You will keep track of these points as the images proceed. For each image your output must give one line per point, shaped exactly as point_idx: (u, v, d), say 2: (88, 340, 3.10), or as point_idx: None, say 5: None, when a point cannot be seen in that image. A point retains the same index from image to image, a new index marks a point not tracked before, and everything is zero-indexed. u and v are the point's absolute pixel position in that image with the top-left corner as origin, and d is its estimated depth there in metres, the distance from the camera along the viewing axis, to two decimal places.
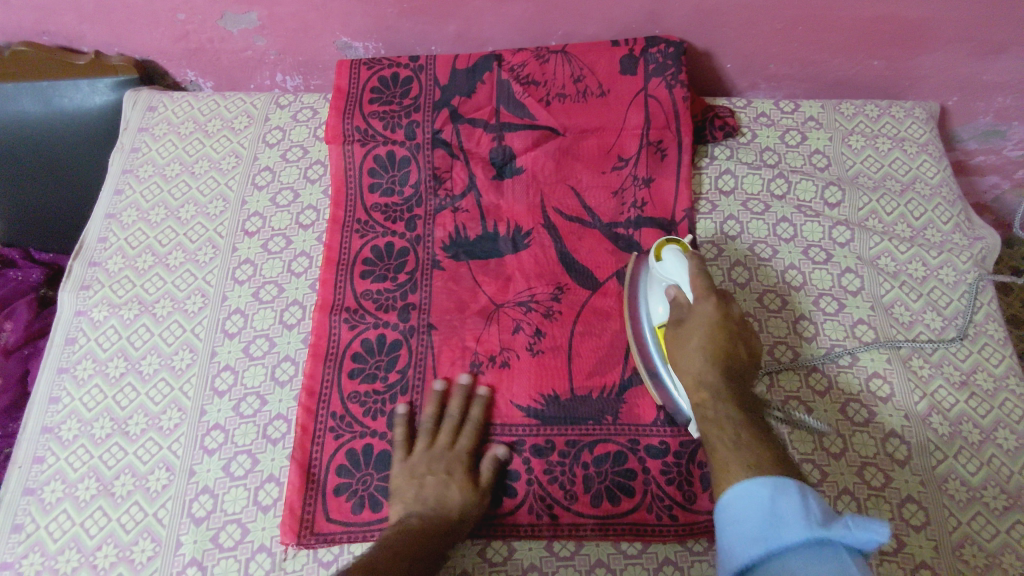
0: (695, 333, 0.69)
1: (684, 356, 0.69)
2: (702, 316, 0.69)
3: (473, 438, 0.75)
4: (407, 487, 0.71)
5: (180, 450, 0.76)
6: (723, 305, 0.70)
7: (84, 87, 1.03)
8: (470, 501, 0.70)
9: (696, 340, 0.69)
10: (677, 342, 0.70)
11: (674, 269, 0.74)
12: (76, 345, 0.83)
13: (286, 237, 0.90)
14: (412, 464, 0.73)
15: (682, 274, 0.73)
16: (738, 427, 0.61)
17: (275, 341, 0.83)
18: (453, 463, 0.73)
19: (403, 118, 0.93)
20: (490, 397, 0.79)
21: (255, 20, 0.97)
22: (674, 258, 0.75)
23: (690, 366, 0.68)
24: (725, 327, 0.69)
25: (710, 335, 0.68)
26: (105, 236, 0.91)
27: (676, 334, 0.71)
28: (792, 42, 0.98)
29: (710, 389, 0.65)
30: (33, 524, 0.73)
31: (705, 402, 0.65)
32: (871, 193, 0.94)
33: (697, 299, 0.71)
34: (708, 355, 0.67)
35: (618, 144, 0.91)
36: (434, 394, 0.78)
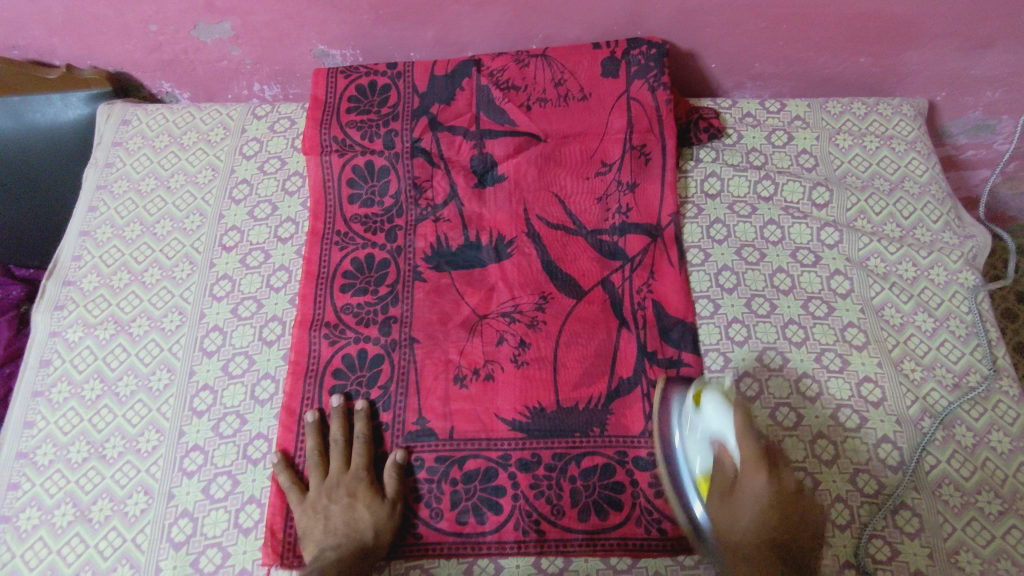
0: (744, 507, 0.63)
1: (730, 530, 0.63)
2: (752, 491, 0.63)
3: (366, 453, 0.75)
4: (314, 525, 0.70)
5: (158, 473, 0.75)
6: (777, 476, 0.63)
7: (57, 102, 0.99)
8: (381, 516, 0.71)
9: (745, 515, 0.63)
10: (724, 508, 0.64)
11: (717, 421, 0.68)
12: (51, 367, 0.81)
13: (264, 251, 0.88)
14: (312, 500, 0.71)
15: (728, 432, 0.67)
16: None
17: (254, 358, 0.81)
18: (353, 485, 0.72)
19: (381, 126, 0.91)
20: (368, 407, 0.78)
21: (229, 30, 0.95)
22: (720, 410, 0.68)
23: (737, 542, 0.63)
24: (777, 506, 0.62)
25: (760, 516, 0.62)
26: (80, 254, 0.89)
27: (725, 503, 0.64)
28: (776, 41, 0.97)
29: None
30: (9, 553, 0.71)
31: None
32: (859, 193, 0.92)
33: (747, 463, 0.63)
34: (757, 529, 0.62)
35: (601, 149, 0.90)
36: (309, 426, 0.76)
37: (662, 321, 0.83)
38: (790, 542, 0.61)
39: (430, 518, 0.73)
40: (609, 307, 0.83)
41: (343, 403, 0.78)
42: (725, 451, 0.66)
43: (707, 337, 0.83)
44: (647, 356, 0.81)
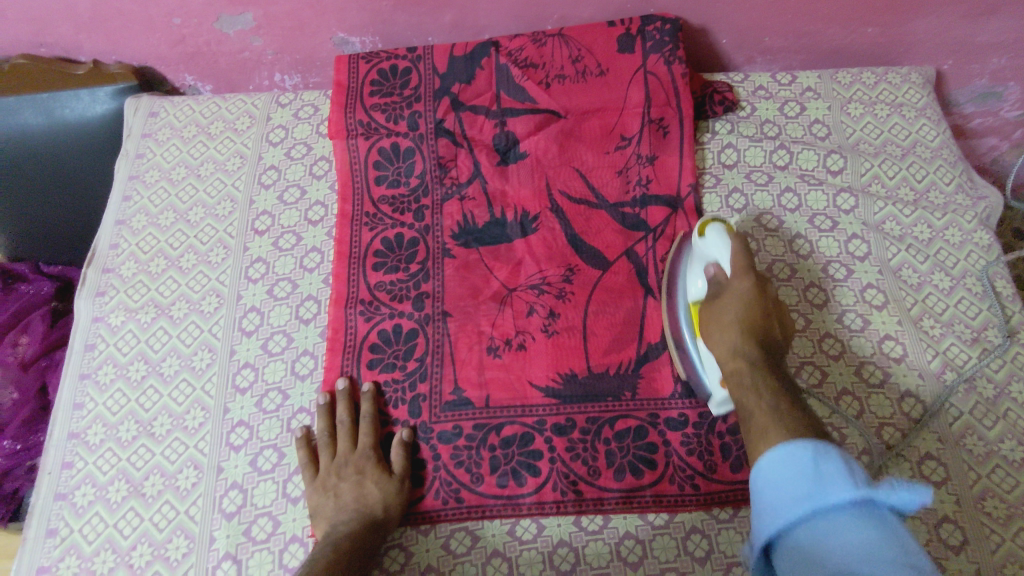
0: (730, 308, 0.71)
1: (720, 334, 0.70)
2: (738, 293, 0.71)
3: (373, 432, 0.77)
4: (324, 502, 0.72)
5: (206, 448, 0.77)
6: (761, 285, 0.72)
7: (85, 97, 1.04)
8: (389, 493, 0.73)
9: (733, 315, 0.70)
10: (713, 312, 0.72)
11: (716, 247, 0.74)
12: (96, 351, 0.83)
13: (296, 234, 0.90)
14: (321, 479, 0.74)
15: (725, 251, 0.73)
16: (778, 391, 0.62)
17: (292, 336, 0.83)
18: (361, 463, 0.75)
19: (405, 109, 0.94)
20: (375, 389, 0.80)
21: (251, 20, 0.97)
22: (716, 234, 0.75)
23: (725, 341, 0.69)
24: (760, 302, 0.70)
25: (744, 317, 0.70)
26: (117, 243, 0.91)
27: (710, 310, 0.72)
28: (785, 14, 0.99)
29: (750, 355, 0.67)
30: (67, 529, 0.73)
31: (739, 370, 0.66)
32: (873, 159, 0.95)
33: (738, 279, 0.72)
34: (746, 329, 0.69)
35: (620, 124, 0.92)
36: (319, 407, 0.78)
37: None
38: (769, 334, 0.69)
39: (471, 483, 0.75)
40: (634, 276, 0.86)
41: (348, 386, 0.79)
42: (719, 271, 0.74)
43: None
44: None
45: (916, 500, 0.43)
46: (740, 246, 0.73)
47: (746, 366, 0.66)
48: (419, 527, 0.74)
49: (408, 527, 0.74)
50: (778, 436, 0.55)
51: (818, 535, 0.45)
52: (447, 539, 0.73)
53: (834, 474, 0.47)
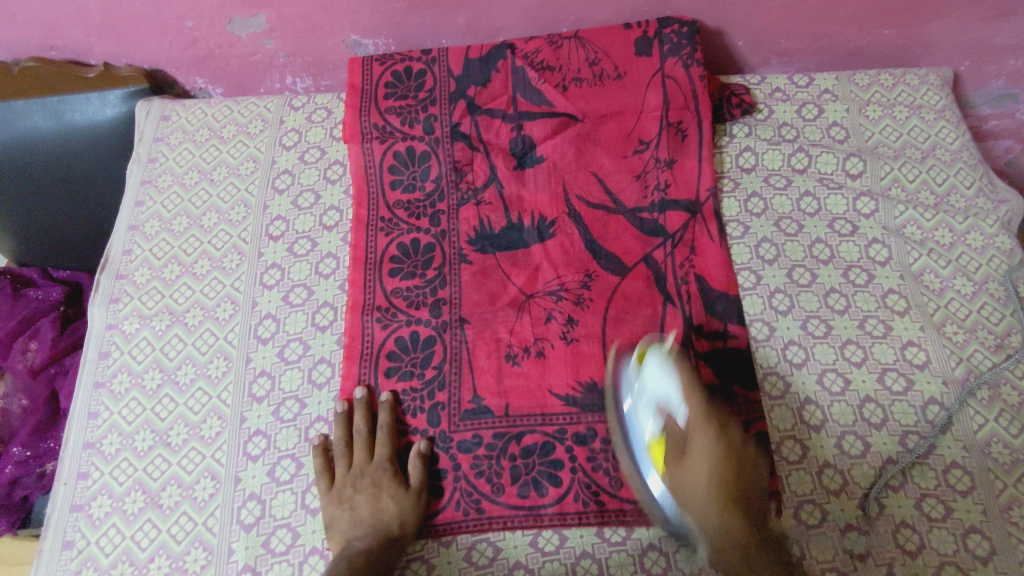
0: (700, 466, 0.68)
1: (692, 493, 0.67)
2: (703, 449, 0.68)
3: (389, 444, 0.76)
4: (339, 515, 0.72)
5: (223, 458, 0.76)
6: (721, 429, 0.69)
7: (96, 100, 1.01)
8: (406, 507, 0.72)
9: (701, 476, 0.67)
10: (678, 473, 0.68)
11: (666, 387, 0.70)
12: (111, 358, 0.83)
13: (311, 239, 0.89)
14: (337, 491, 0.73)
15: (675, 390, 0.70)
16: (771, 567, 0.63)
17: (308, 344, 0.83)
18: (377, 476, 0.74)
19: (420, 112, 0.93)
20: (393, 398, 0.79)
21: (263, 23, 0.96)
22: (660, 368, 0.71)
23: (700, 510, 0.67)
24: (728, 455, 0.68)
25: (716, 471, 0.67)
26: (130, 249, 0.90)
27: (675, 470, 0.69)
28: (802, 16, 0.98)
29: (732, 524, 0.65)
30: (84, 540, 0.73)
31: (729, 538, 0.65)
32: (893, 162, 0.94)
33: (696, 428, 0.69)
34: (718, 491, 0.67)
35: (638, 127, 0.91)
36: (336, 416, 0.78)
37: (707, 293, 0.85)
38: (743, 485, 0.68)
39: (492, 494, 0.74)
40: (653, 283, 0.85)
41: (366, 395, 0.78)
42: (674, 413, 0.70)
43: (752, 307, 0.85)
44: (694, 328, 0.83)
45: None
46: (690, 384, 0.70)
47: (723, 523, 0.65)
48: (440, 539, 0.73)
49: (428, 539, 0.73)
50: None
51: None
52: (468, 551, 0.72)
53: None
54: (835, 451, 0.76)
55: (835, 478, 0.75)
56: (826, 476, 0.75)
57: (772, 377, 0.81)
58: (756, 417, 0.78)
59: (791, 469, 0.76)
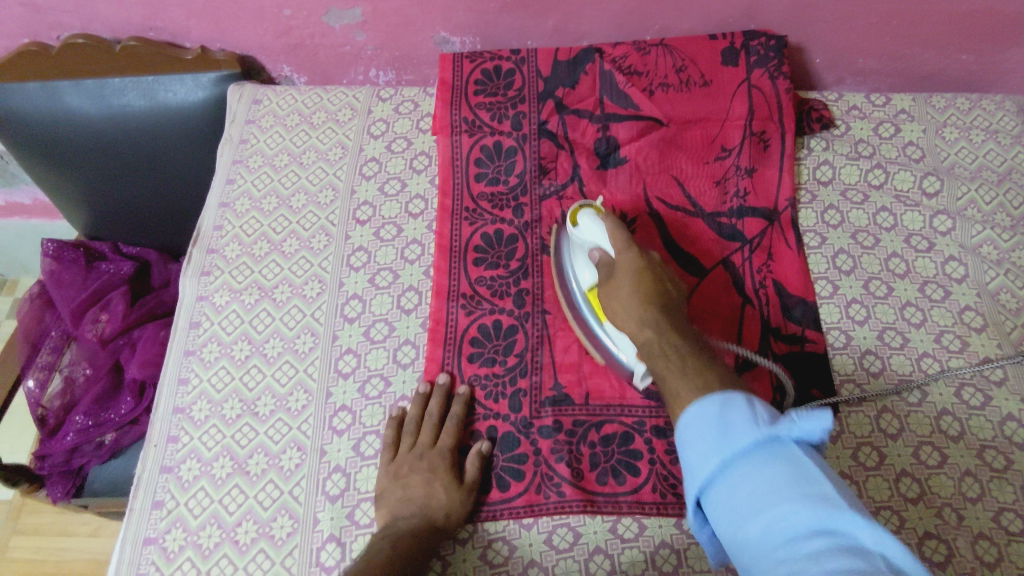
0: (623, 283, 0.73)
1: (621, 307, 0.72)
2: (624, 269, 0.74)
3: (455, 435, 0.76)
4: (392, 490, 0.72)
5: (309, 430, 0.78)
6: (644, 257, 0.74)
7: (189, 82, 1.04)
8: (456, 500, 0.72)
9: (623, 289, 0.72)
10: (609, 291, 0.74)
11: (591, 231, 0.79)
12: (201, 328, 0.85)
13: (397, 225, 0.92)
14: (396, 466, 0.74)
15: (603, 234, 0.78)
16: (686, 345, 0.65)
17: (393, 325, 0.84)
18: (435, 461, 0.74)
19: (509, 109, 0.95)
20: (469, 393, 0.79)
21: (359, 15, 0.98)
22: (591, 219, 0.79)
23: (629, 314, 0.71)
24: (648, 272, 0.72)
25: (638, 282, 0.72)
26: (221, 225, 0.93)
27: (606, 292, 0.74)
28: (884, 36, 1.00)
29: (642, 302, 0.70)
30: (173, 501, 0.75)
31: (648, 322, 0.68)
32: (970, 183, 0.95)
33: (618, 252, 0.75)
34: (640, 298, 0.70)
35: (722, 135, 0.93)
36: (416, 395, 0.79)
37: (785, 298, 0.86)
38: (668, 302, 0.71)
39: (573, 478, 0.74)
40: (732, 285, 0.86)
41: (448, 382, 0.79)
42: (605, 252, 0.77)
43: (829, 315, 0.86)
44: (772, 331, 0.84)
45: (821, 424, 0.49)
46: (614, 226, 0.77)
47: (658, 330, 0.67)
48: (522, 521, 0.73)
49: (509, 521, 0.73)
50: (691, 390, 0.58)
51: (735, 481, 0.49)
52: (549, 535, 0.72)
53: (751, 415, 0.51)
54: (913, 460, 0.77)
55: (912, 486, 0.75)
56: (903, 484, 0.75)
57: (849, 384, 0.82)
58: (832, 421, 0.79)
59: (868, 475, 0.76)
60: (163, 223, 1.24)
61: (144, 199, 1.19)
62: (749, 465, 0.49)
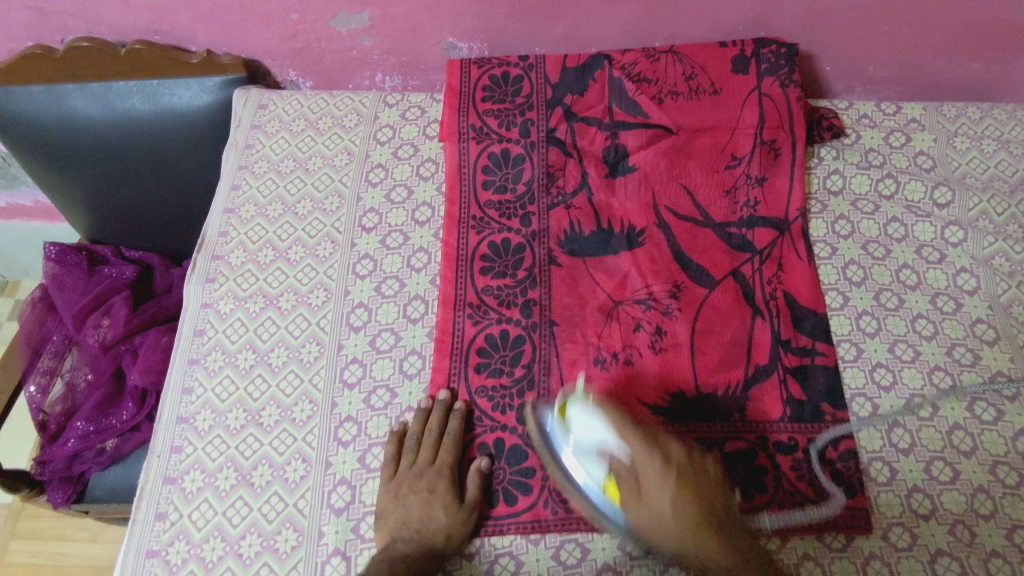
0: (656, 494, 0.65)
1: (665, 530, 0.64)
2: (652, 478, 0.66)
3: (453, 452, 0.75)
4: (391, 510, 0.71)
5: (314, 441, 0.77)
6: (666, 451, 0.67)
7: (194, 86, 1.03)
8: (455, 520, 0.70)
9: (660, 506, 0.65)
10: (639, 507, 0.65)
11: (595, 430, 0.68)
12: (205, 336, 0.84)
13: (403, 233, 0.91)
14: (396, 485, 0.73)
15: (611, 436, 0.67)
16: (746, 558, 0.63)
17: (400, 335, 0.83)
18: (434, 481, 0.73)
19: (517, 116, 0.95)
20: (467, 409, 0.78)
21: (366, 20, 0.97)
22: (589, 416, 0.69)
23: (671, 532, 0.64)
24: (682, 477, 0.66)
25: (676, 493, 0.65)
26: (225, 231, 0.92)
27: (635, 506, 0.66)
28: (895, 45, 0.99)
29: (691, 525, 0.63)
30: (177, 513, 0.74)
31: (703, 548, 0.63)
32: (981, 194, 0.94)
33: (638, 455, 0.66)
34: (682, 516, 0.64)
35: (732, 143, 0.92)
36: (417, 411, 0.78)
37: (795, 310, 0.85)
38: (705, 496, 0.66)
39: None
40: (742, 296, 0.85)
41: (449, 399, 0.78)
42: (620, 456, 0.67)
43: (839, 327, 0.85)
44: (781, 343, 0.83)
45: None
46: (623, 425, 0.67)
47: (714, 553, 0.63)
48: (530, 536, 0.72)
49: (516, 535, 0.72)
50: None
51: None
52: (556, 550, 0.71)
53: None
54: (924, 476, 0.76)
55: (924, 502, 0.74)
56: (915, 499, 0.74)
57: (860, 397, 0.81)
58: (843, 435, 0.78)
59: (879, 490, 0.75)
60: (166, 227, 1.23)
61: (148, 203, 1.18)
62: None
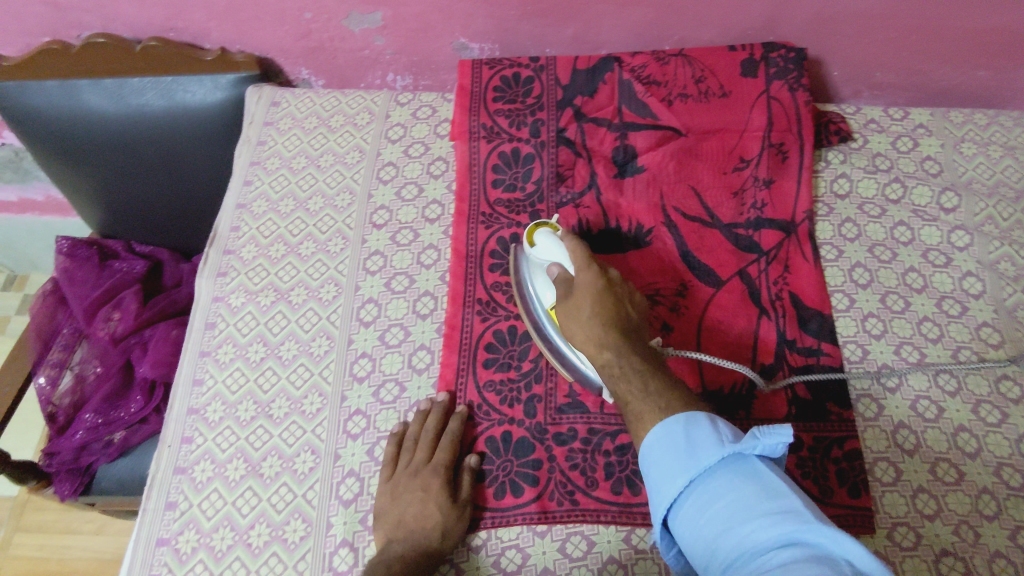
0: (585, 301, 0.70)
1: (581, 329, 0.69)
2: (586, 285, 0.71)
3: (450, 451, 0.74)
4: (388, 511, 0.71)
5: (323, 434, 0.78)
6: (606, 275, 0.72)
7: (207, 83, 1.04)
8: (450, 518, 0.70)
9: (586, 309, 0.69)
10: (567, 309, 0.71)
11: (552, 251, 0.75)
12: (216, 329, 0.85)
13: (413, 230, 0.92)
14: (393, 485, 0.73)
15: (564, 252, 0.74)
16: (647, 359, 0.65)
17: (409, 330, 0.84)
18: (429, 480, 0.72)
19: (528, 116, 0.96)
20: (466, 412, 0.78)
21: (379, 20, 0.98)
22: (552, 240, 0.76)
23: (589, 334, 0.68)
24: (609, 294, 0.70)
25: (600, 302, 0.69)
26: (237, 226, 0.93)
27: (566, 307, 0.71)
28: (902, 51, 1.00)
29: (601, 331, 0.67)
30: (187, 503, 0.74)
31: (608, 345, 0.66)
32: (988, 199, 0.95)
33: (580, 272, 0.72)
34: (602, 319, 0.68)
35: (740, 146, 0.93)
36: (418, 412, 0.78)
37: (801, 310, 0.86)
38: (626, 317, 0.70)
39: (587, 488, 0.73)
40: (748, 296, 0.86)
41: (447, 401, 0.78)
42: (563, 269, 0.74)
43: (845, 328, 0.86)
44: (787, 343, 0.83)
45: (780, 439, 0.52)
46: (576, 243, 0.74)
47: (622, 349, 0.66)
48: (536, 529, 0.72)
49: (523, 528, 0.72)
50: (655, 420, 0.58)
51: (710, 490, 0.52)
52: (562, 543, 0.71)
53: (715, 434, 0.54)
54: (929, 476, 0.76)
55: (929, 502, 0.75)
56: (920, 500, 0.75)
57: (865, 398, 0.81)
58: (849, 435, 0.78)
59: (884, 490, 0.75)
60: (177, 224, 1.25)
61: (158, 199, 1.19)
62: (712, 477, 0.52)
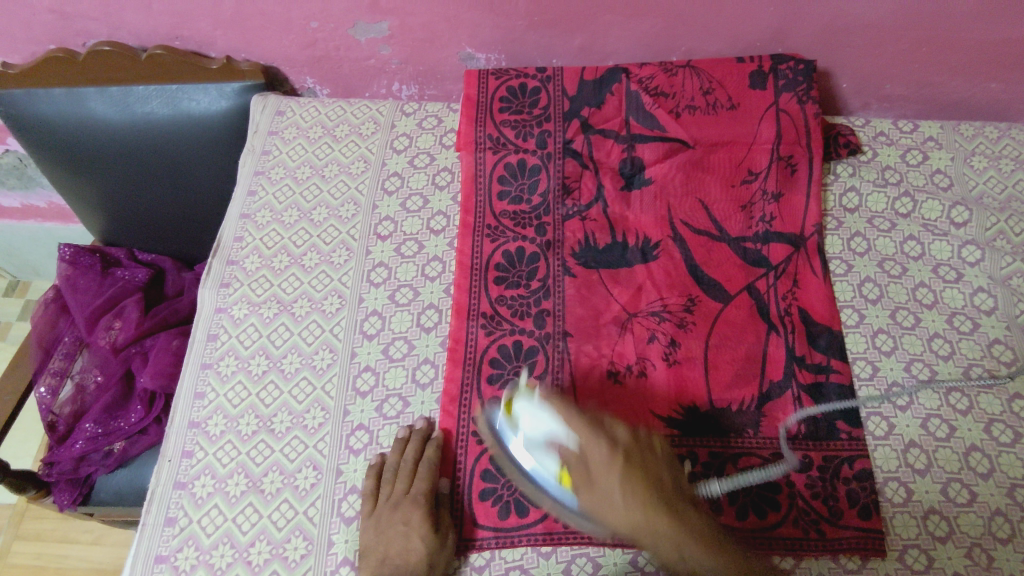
0: (610, 487, 0.62)
1: (613, 510, 0.61)
2: (601, 461, 0.63)
3: (429, 479, 0.73)
4: (373, 547, 0.69)
5: (325, 449, 0.77)
6: (614, 443, 0.65)
7: (212, 92, 1.04)
8: (435, 547, 0.68)
9: (614, 491, 0.62)
10: (591, 496, 0.62)
11: (541, 423, 0.66)
12: (218, 341, 0.84)
13: (418, 241, 0.91)
14: (376, 519, 0.71)
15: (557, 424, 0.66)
16: (704, 528, 0.62)
17: (413, 343, 0.83)
18: (410, 510, 0.70)
19: (535, 127, 0.95)
20: (445, 437, 0.77)
21: (385, 29, 0.97)
22: (535, 411, 0.67)
23: (624, 518, 0.61)
24: (631, 461, 0.64)
25: (627, 473, 0.62)
26: (241, 235, 0.92)
27: (587, 492, 0.62)
28: (913, 63, 0.99)
29: (642, 513, 0.61)
30: (186, 518, 0.73)
31: (655, 530, 0.60)
32: (999, 214, 0.93)
33: (589, 455, 0.64)
34: (637, 493, 0.61)
35: (748, 158, 0.92)
36: (395, 442, 0.77)
37: (810, 326, 0.85)
38: (657, 482, 0.64)
39: None
40: (756, 311, 0.85)
41: (424, 429, 0.77)
42: (568, 446, 0.65)
43: (854, 345, 0.85)
44: (796, 360, 0.82)
45: None
46: (567, 412, 0.66)
47: (670, 525, 0.61)
48: (541, 549, 0.71)
49: (527, 548, 0.71)
50: None
51: None
52: (567, 564, 0.70)
53: None
54: (941, 497, 0.75)
55: (941, 524, 0.73)
56: (932, 522, 0.73)
57: (875, 416, 0.80)
58: (860, 454, 0.77)
59: (895, 511, 0.74)
60: (180, 231, 1.24)
61: (161, 208, 1.19)
62: None
